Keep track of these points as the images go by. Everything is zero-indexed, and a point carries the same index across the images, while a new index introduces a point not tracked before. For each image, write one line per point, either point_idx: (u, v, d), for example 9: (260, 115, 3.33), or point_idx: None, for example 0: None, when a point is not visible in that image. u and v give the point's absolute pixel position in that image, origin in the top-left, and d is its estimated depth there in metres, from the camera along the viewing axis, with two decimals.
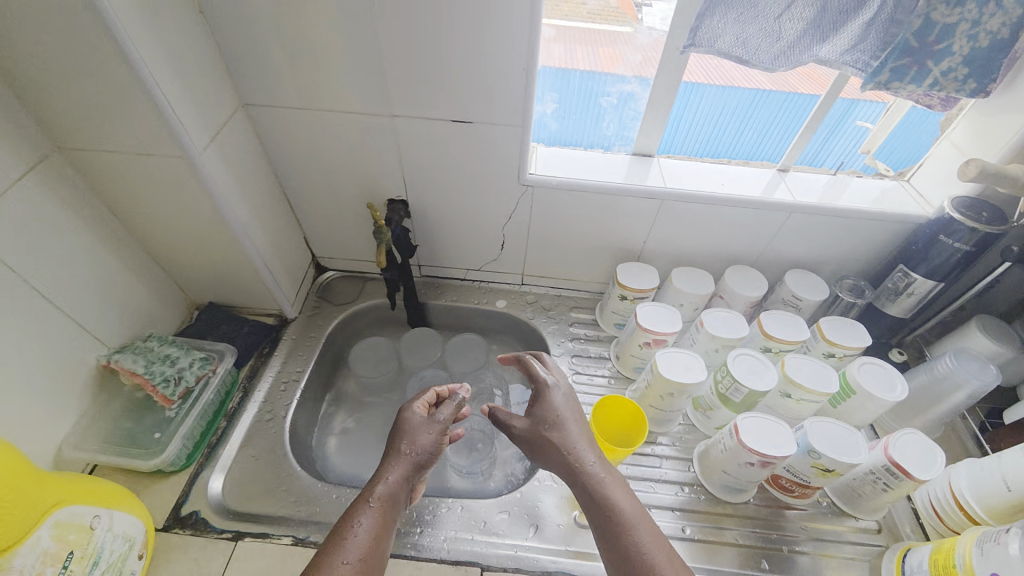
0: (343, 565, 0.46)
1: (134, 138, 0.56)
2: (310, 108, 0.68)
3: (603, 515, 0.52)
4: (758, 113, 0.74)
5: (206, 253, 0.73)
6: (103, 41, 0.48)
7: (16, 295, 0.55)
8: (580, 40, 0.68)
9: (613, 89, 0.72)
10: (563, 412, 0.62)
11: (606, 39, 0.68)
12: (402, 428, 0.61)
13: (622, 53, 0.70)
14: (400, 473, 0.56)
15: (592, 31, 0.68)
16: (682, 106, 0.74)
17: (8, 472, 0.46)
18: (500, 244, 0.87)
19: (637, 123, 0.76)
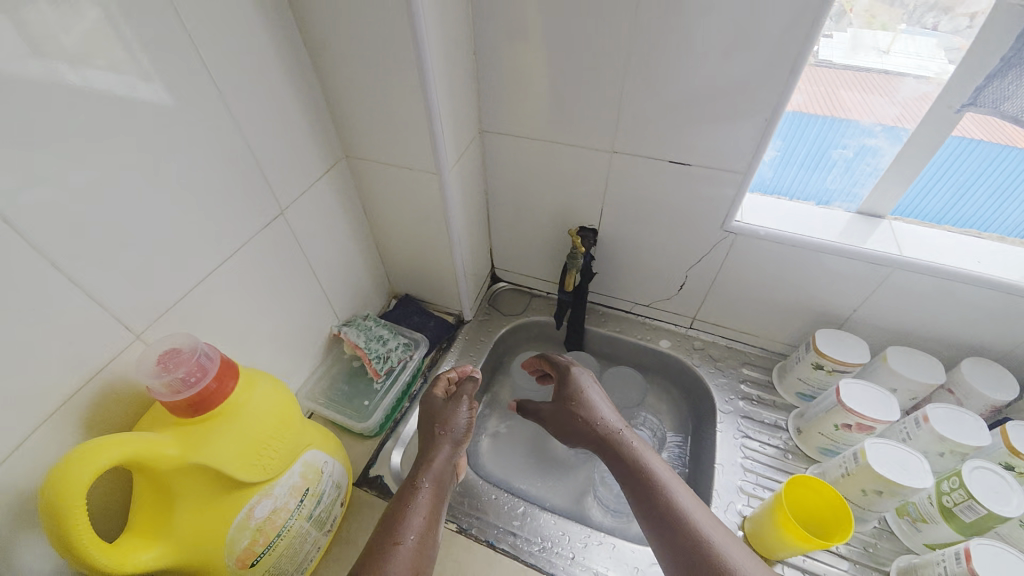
0: (397, 541, 0.54)
1: (404, 154, 0.68)
2: (536, 138, 0.74)
3: (638, 481, 0.60)
4: None
5: (420, 252, 0.84)
6: (413, 79, 0.58)
7: (299, 269, 0.69)
8: (832, 85, 0.64)
9: (855, 141, 0.66)
10: (584, 393, 0.70)
11: (864, 86, 0.63)
12: (438, 413, 0.69)
13: (877, 105, 0.63)
14: (446, 450, 0.64)
15: (848, 77, 0.63)
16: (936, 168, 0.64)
17: (287, 413, 0.53)
18: (680, 284, 0.85)
19: (873, 180, 0.69)
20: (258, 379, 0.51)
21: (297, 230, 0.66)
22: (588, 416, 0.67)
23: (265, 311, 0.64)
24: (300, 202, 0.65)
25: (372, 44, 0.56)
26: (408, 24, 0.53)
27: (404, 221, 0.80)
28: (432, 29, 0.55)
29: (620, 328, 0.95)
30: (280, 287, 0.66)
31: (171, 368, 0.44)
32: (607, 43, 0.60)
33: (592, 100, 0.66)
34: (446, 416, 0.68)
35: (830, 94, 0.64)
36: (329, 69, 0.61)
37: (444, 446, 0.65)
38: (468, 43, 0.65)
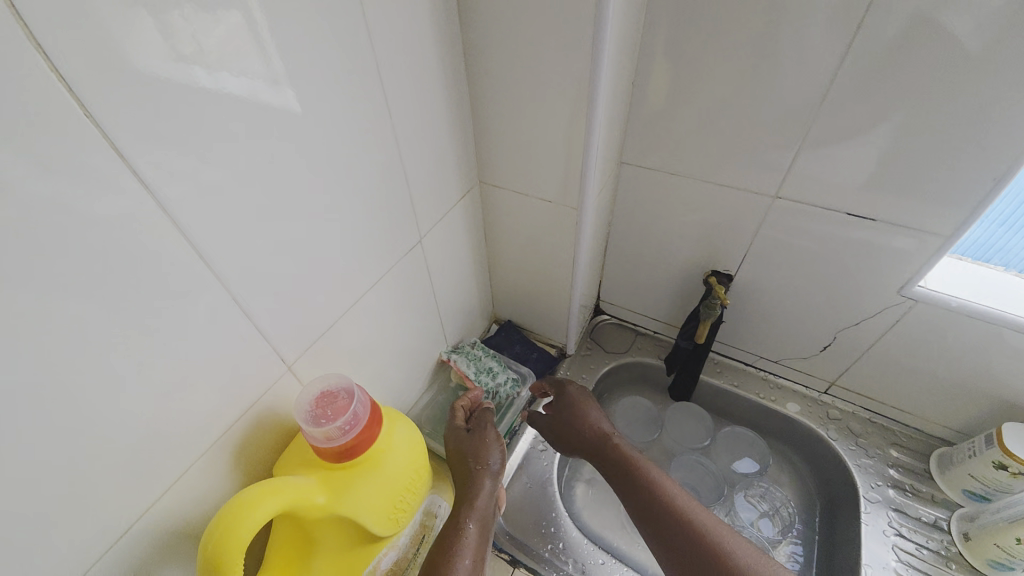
0: None
1: (547, 184, 0.64)
2: (684, 174, 0.68)
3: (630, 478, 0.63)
4: None
5: (536, 283, 0.81)
6: (580, 113, 0.54)
7: (425, 294, 0.66)
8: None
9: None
10: (583, 408, 0.71)
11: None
12: (470, 447, 0.64)
13: None
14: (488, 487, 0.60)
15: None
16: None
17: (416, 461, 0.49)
18: (824, 345, 0.76)
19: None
20: (397, 421, 0.49)
21: (430, 258, 0.64)
22: (577, 421, 0.70)
23: (392, 339, 0.63)
24: (436, 230, 0.63)
25: (542, 75, 0.53)
26: (591, 58, 0.49)
27: (525, 250, 0.76)
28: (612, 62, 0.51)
29: (739, 383, 0.85)
30: (408, 314, 0.64)
31: (332, 416, 0.41)
32: (801, 81, 0.53)
33: (765, 140, 0.59)
34: (480, 449, 0.64)
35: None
36: (485, 96, 0.58)
37: (487, 480, 0.61)
38: (630, 73, 0.60)
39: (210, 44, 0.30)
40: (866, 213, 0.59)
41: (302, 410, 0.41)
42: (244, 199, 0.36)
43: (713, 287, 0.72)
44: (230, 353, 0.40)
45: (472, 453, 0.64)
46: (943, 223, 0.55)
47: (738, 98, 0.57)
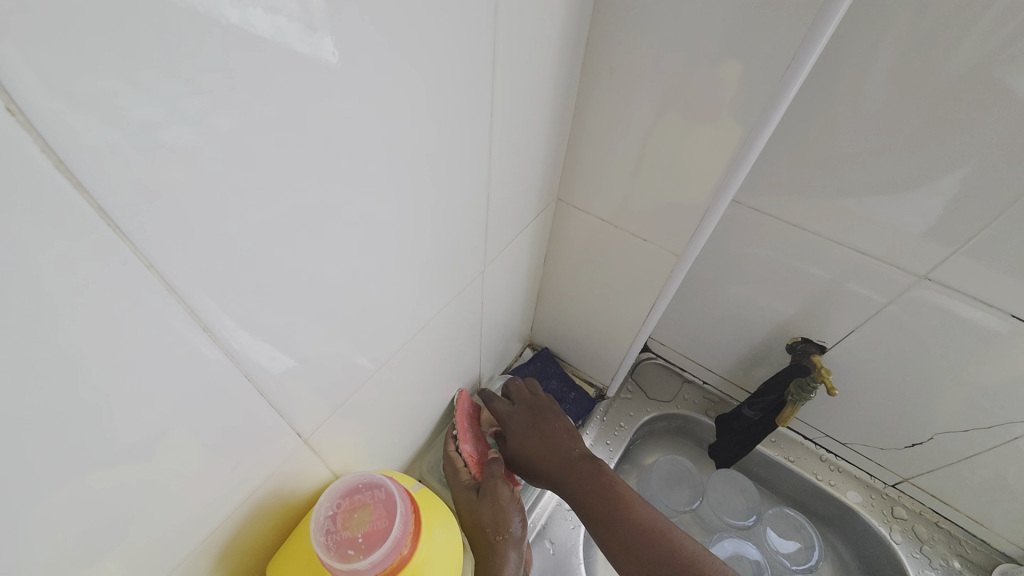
0: None
1: (645, 220, 0.51)
2: (804, 229, 0.56)
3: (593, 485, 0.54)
4: None
5: (590, 318, 0.69)
6: (725, 152, 0.41)
7: (471, 325, 0.54)
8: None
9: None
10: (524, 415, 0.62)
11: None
12: (486, 513, 0.51)
13: None
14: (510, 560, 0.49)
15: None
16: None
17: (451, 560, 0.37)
18: (911, 440, 0.66)
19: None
20: (433, 521, 0.37)
21: (487, 287, 0.52)
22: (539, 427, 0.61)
23: (429, 382, 0.51)
24: (501, 258, 0.51)
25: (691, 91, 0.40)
26: (772, 85, 0.36)
27: (590, 282, 0.64)
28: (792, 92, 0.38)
29: (795, 459, 0.75)
30: (452, 349, 0.53)
31: (364, 545, 0.31)
32: (1016, 153, 0.41)
33: (936, 212, 0.47)
34: (499, 513, 0.51)
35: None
36: (599, 101, 0.45)
37: (512, 549, 0.50)
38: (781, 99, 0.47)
39: None
40: None
41: (326, 537, 0.30)
42: (276, 238, 0.24)
43: (817, 367, 0.62)
44: (236, 433, 0.28)
45: (489, 518, 0.51)
46: None
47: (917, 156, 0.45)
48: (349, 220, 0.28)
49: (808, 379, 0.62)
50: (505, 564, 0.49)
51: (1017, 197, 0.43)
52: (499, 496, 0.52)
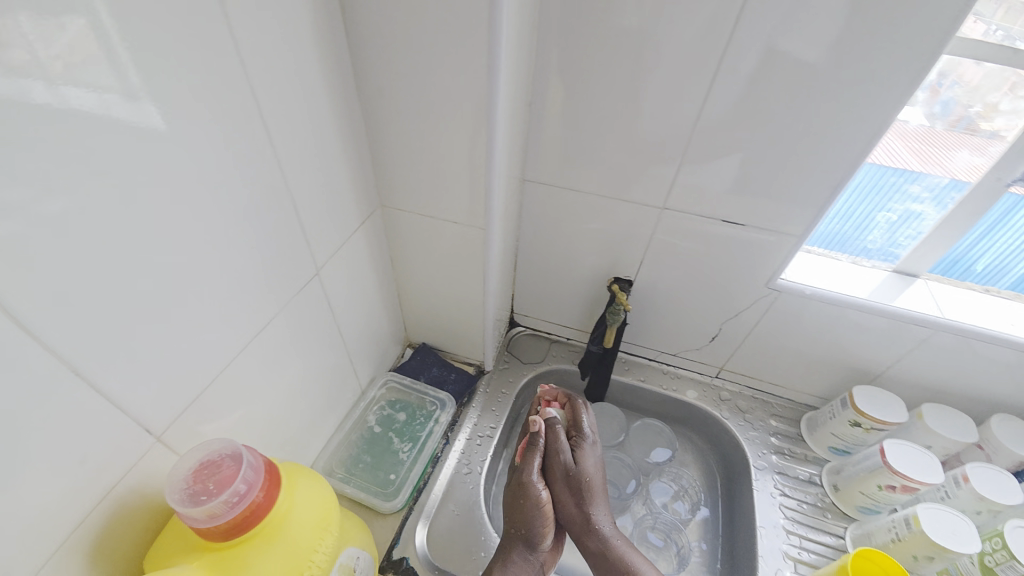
0: None
1: (451, 208, 0.63)
2: (579, 190, 0.72)
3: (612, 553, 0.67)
4: None
5: (447, 304, 0.79)
6: (479, 139, 0.54)
7: (325, 326, 0.61)
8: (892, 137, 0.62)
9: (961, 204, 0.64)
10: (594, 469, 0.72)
11: (938, 142, 0.61)
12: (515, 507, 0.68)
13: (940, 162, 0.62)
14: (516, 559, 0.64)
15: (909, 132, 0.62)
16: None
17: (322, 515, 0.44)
18: (713, 335, 0.84)
19: (997, 235, 0.66)
20: (298, 479, 0.44)
21: (329, 289, 0.59)
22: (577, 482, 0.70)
23: (291, 383, 0.57)
24: (335, 261, 0.59)
25: (438, 99, 0.52)
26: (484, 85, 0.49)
27: (434, 272, 0.73)
28: (505, 89, 0.52)
29: (645, 378, 0.92)
30: (308, 351, 0.59)
31: (215, 490, 0.36)
32: (672, 107, 0.59)
33: (650, 157, 0.64)
34: (523, 511, 0.67)
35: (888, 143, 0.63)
36: (382, 118, 0.56)
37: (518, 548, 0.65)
38: (525, 95, 0.62)
39: (51, 53, 0.27)
40: (738, 220, 0.66)
41: (178, 490, 0.36)
42: (77, 256, 0.31)
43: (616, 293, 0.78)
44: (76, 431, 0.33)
45: (518, 513, 0.67)
46: (791, 227, 0.65)
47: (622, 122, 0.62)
48: (140, 233, 0.34)
49: (614, 304, 0.79)
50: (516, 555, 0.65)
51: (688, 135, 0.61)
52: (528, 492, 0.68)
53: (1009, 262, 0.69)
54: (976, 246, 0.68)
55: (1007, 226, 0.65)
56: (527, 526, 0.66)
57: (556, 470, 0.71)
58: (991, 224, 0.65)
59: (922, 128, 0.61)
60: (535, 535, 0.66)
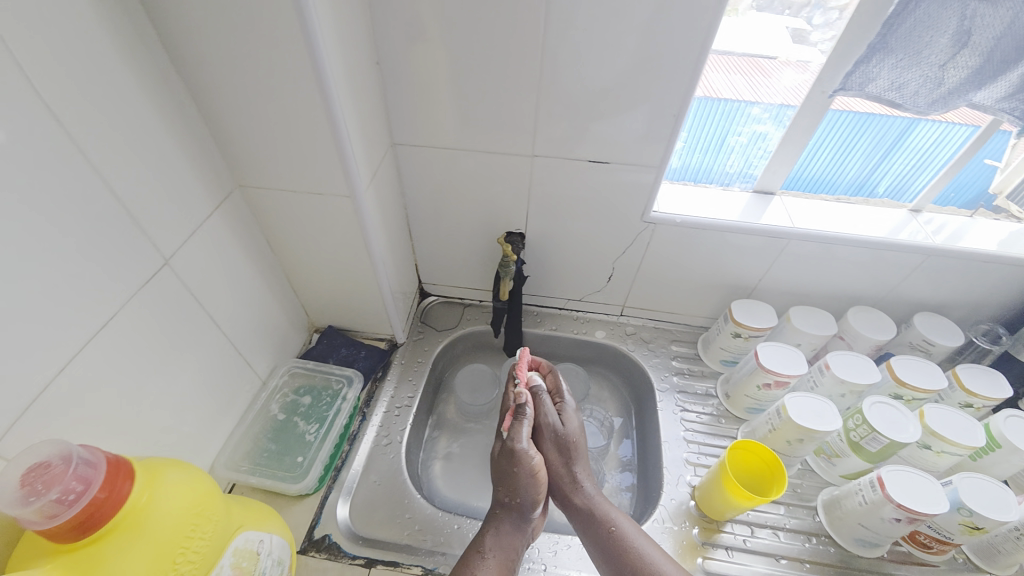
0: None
1: (312, 180, 0.61)
2: (450, 148, 0.72)
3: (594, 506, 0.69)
4: (877, 144, 0.73)
5: (340, 281, 0.77)
6: (316, 100, 0.52)
7: (193, 319, 0.58)
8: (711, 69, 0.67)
9: (865, 127, 0.71)
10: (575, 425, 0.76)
11: (761, 68, 0.66)
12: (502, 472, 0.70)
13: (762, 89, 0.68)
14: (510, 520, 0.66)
15: (724, 59, 0.66)
16: (934, 143, 0.72)
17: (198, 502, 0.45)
18: (608, 275, 0.88)
19: (893, 157, 0.75)
20: (165, 470, 0.44)
21: (189, 278, 0.56)
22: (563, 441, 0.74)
23: (161, 380, 0.54)
24: (189, 248, 0.56)
25: (261, 61, 0.49)
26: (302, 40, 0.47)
27: (316, 250, 0.71)
28: (330, 43, 0.50)
29: (556, 326, 0.96)
30: (177, 345, 0.56)
31: (43, 486, 0.36)
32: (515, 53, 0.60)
33: (509, 105, 0.65)
34: (511, 478, 0.69)
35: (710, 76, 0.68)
36: (209, 89, 0.53)
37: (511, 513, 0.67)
38: (369, 53, 0.60)
39: None
40: (603, 158, 0.69)
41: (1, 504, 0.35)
42: None
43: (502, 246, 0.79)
44: None
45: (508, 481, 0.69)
46: (650, 159, 0.68)
47: (473, 72, 0.62)
48: None
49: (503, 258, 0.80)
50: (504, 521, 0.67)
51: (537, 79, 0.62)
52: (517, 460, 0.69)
53: (902, 181, 0.79)
54: (877, 169, 0.77)
55: (902, 148, 0.74)
56: (520, 495, 0.68)
57: (545, 433, 0.75)
58: (890, 145, 0.74)
59: (741, 55, 0.66)
60: (525, 499, 0.68)
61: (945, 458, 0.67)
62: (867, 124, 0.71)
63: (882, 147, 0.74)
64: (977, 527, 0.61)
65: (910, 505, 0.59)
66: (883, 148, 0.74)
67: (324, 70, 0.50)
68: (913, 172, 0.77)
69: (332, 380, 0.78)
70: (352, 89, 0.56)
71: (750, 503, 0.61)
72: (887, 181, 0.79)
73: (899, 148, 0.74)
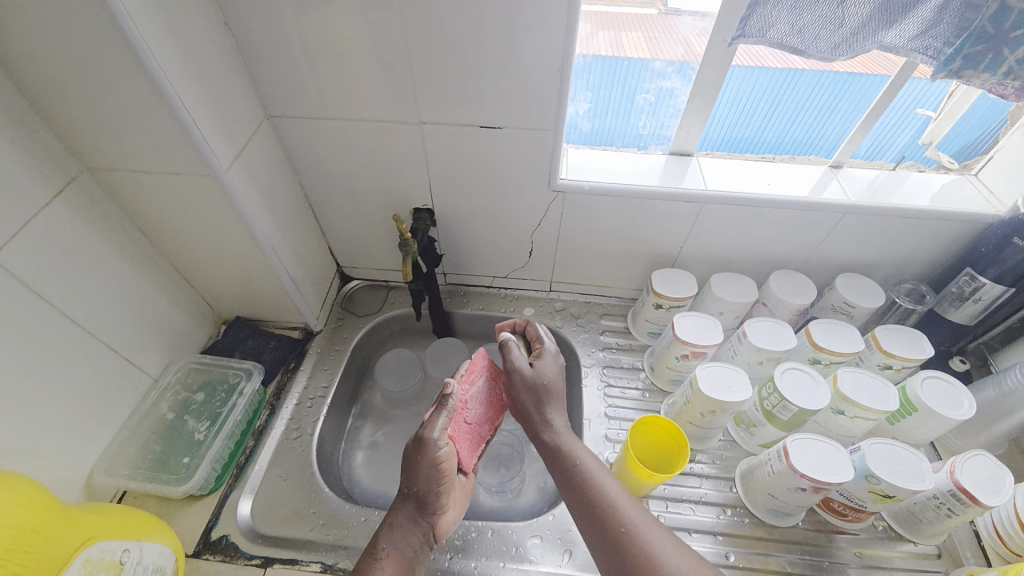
0: None
1: (163, 159, 0.56)
2: (333, 119, 0.67)
3: (574, 476, 0.57)
4: (795, 96, 0.68)
5: (233, 268, 0.73)
6: (131, 68, 0.47)
7: (38, 318, 0.54)
8: (678, 30, 0.65)
9: (844, 91, 0.67)
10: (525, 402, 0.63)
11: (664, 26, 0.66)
12: (407, 466, 0.59)
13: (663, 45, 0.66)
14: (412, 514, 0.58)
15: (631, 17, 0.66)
16: (915, 101, 0.69)
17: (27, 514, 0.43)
18: (528, 249, 0.84)
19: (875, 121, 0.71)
20: None
21: (24, 274, 0.52)
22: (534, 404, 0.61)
23: (2, 384, 0.51)
24: (18, 242, 0.51)
25: (54, 23, 0.44)
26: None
27: (195, 236, 0.67)
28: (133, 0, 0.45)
29: (483, 305, 0.92)
30: (19, 346, 0.52)
31: None
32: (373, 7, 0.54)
33: (380, 68, 0.60)
34: (413, 470, 0.59)
35: (692, 38, 0.65)
36: (14, 62, 0.47)
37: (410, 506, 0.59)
38: (211, 14, 0.55)
39: None
40: (493, 124, 0.65)
41: None
42: None
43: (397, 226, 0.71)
44: None
45: (411, 473, 0.59)
46: (544, 122, 0.64)
47: (332, 33, 0.57)
48: None
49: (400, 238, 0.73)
50: (402, 518, 0.59)
51: (402, 37, 0.57)
52: (424, 452, 0.58)
53: (882, 143, 0.75)
54: (844, 132, 0.73)
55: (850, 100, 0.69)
56: (420, 488, 0.58)
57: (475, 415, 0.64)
58: (868, 108, 0.70)
59: (687, 14, 0.64)
60: (429, 495, 0.59)
61: (859, 423, 0.65)
62: (847, 86, 0.67)
63: (861, 109, 0.70)
64: (888, 495, 0.59)
65: (815, 476, 0.56)
66: (860, 111, 0.70)
67: (129, 32, 0.45)
68: (853, 126, 0.72)
69: (231, 373, 0.75)
70: (184, 56, 0.51)
71: (651, 481, 0.59)
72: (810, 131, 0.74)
73: (818, 97, 0.68)
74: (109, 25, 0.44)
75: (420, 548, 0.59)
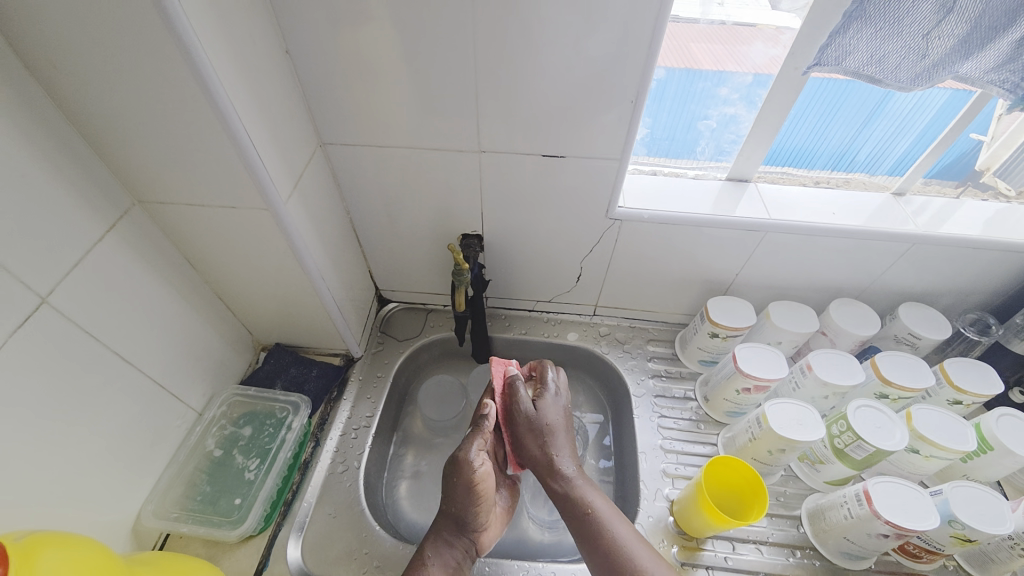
0: None
1: (221, 191, 0.54)
2: (387, 145, 0.65)
3: (584, 523, 0.56)
4: (813, 108, 0.66)
5: (279, 296, 0.70)
6: (200, 102, 0.45)
7: (87, 356, 0.51)
8: (681, 38, 0.62)
9: (847, 95, 0.64)
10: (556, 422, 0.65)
11: (732, 37, 0.62)
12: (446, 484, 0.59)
13: (742, 54, 0.62)
14: (452, 533, 0.58)
15: (702, 34, 0.62)
16: (914, 108, 0.65)
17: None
18: (576, 274, 0.82)
19: (929, 145, 0.69)
20: (40, 551, 0.40)
21: (81, 315, 0.50)
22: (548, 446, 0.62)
23: (58, 428, 0.49)
24: (74, 281, 0.49)
25: (124, 59, 0.42)
26: (167, 36, 0.40)
27: (242, 266, 0.64)
28: (208, 36, 0.43)
29: (527, 329, 0.90)
30: (70, 387, 0.50)
31: None
32: (442, 36, 0.53)
33: (442, 95, 0.58)
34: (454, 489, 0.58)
35: (692, 47, 0.63)
36: (75, 99, 0.45)
37: (448, 522, 0.59)
38: (275, 42, 0.53)
39: None
40: (554, 151, 0.63)
41: None
42: None
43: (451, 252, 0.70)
44: None
45: (452, 493, 0.58)
46: (609, 150, 0.62)
47: (397, 61, 0.55)
48: None
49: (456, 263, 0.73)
50: (444, 532, 0.58)
51: (468, 65, 0.55)
52: (460, 473, 0.57)
53: (881, 150, 0.71)
54: (911, 158, 0.71)
55: (884, 114, 0.66)
56: (463, 507, 0.57)
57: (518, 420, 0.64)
58: (871, 112, 0.66)
59: (710, 24, 0.61)
60: (472, 513, 0.58)
61: (934, 461, 0.63)
62: (849, 92, 0.64)
63: (863, 115, 0.66)
64: (968, 539, 0.57)
65: (899, 522, 0.54)
66: (864, 115, 0.66)
67: (203, 69, 0.43)
68: (919, 155, 0.71)
69: (278, 406, 0.73)
70: (251, 86, 0.50)
71: (729, 525, 0.57)
72: (850, 146, 0.71)
73: (845, 108, 0.66)
74: (182, 61, 0.42)
75: (461, 562, 0.58)
